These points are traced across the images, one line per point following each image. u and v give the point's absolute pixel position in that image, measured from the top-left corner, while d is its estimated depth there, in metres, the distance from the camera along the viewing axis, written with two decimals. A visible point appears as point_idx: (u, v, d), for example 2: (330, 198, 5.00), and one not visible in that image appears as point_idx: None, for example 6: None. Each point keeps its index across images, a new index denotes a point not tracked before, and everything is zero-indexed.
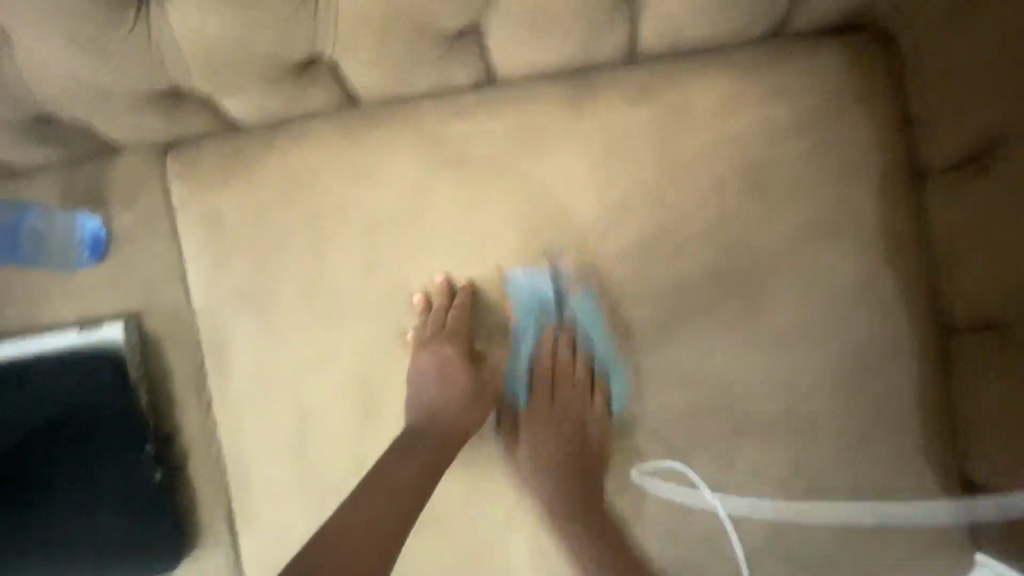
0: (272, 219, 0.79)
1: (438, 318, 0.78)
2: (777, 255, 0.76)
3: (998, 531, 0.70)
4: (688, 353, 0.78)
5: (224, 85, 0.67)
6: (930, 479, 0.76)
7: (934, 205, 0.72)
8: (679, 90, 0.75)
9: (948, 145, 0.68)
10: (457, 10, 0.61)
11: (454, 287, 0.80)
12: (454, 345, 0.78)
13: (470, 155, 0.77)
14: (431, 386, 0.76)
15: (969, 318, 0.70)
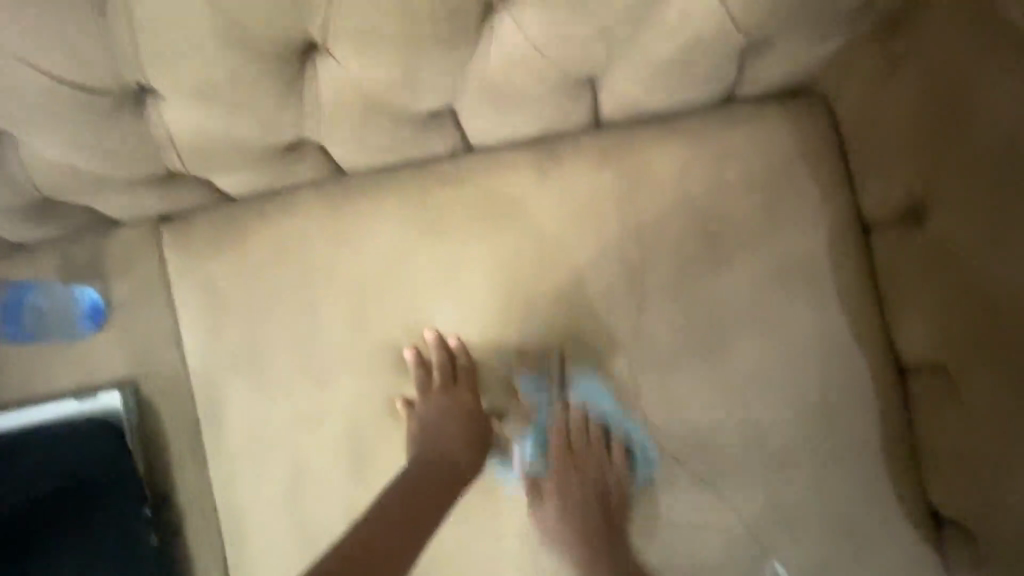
0: (264, 282, 0.82)
1: (435, 372, 0.79)
2: (749, 309, 0.75)
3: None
4: (673, 408, 0.77)
5: (216, 166, 0.72)
6: (914, 534, 0.74)
7: (882, 257, 0.73)
8: (640, 153, 0.77)
9: (891, 199, 0.70)
10: (428, 95, 0.65)
11: (447, 344, 0.80)
12: (453, 398, 0.79)
13: (446, 216, 0.80)
14: (431, 434, 0.77)
15: (921, 363, 0.71)
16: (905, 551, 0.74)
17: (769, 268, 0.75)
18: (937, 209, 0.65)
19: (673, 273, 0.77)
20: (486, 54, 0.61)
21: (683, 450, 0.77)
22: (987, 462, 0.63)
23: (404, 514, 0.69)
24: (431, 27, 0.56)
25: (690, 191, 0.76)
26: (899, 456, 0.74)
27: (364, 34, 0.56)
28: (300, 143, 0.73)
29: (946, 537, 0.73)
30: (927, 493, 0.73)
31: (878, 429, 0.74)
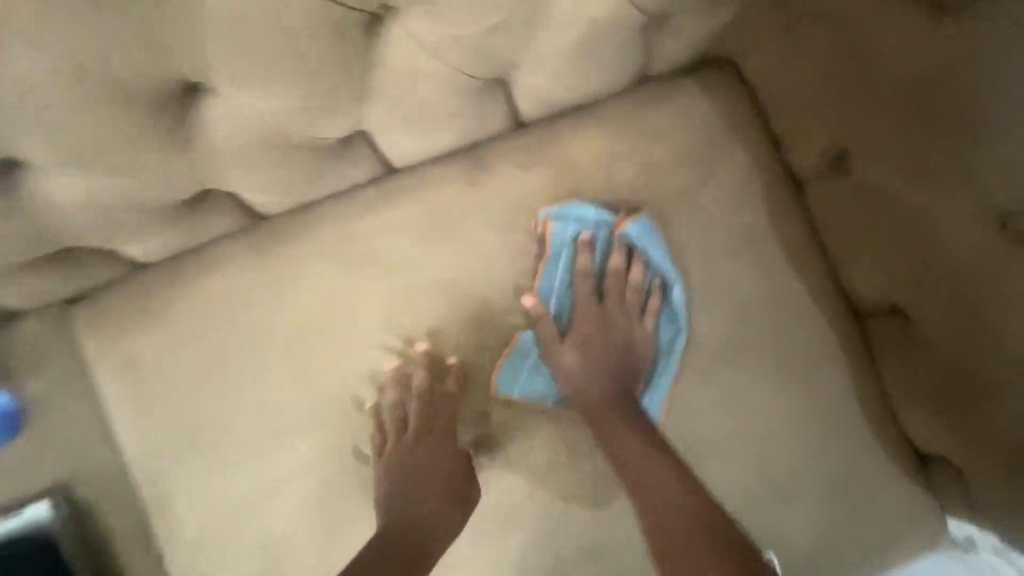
0: (193, 349, 0.75)
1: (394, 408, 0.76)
2: (702, 282, 0.74)
3: (960, 505, 0.70)
4: (646, 398, 0.75)
5: (115, 233, 0.66)
6: (903, 474, 0.73)
7: (817, 206, 0.73)
8: (567, 145, 0.75)
9: (811, 150, 0.70)
10: (332, 121, 0.61)
11: (407, 373, 0.76)
12: (440, 430, 0.76)
13: (380, 242, 0.75)
14: (404, 471, 0.74)
15: (874, 304, 0.71)
16: (897, 494, 0.73)
17: (714, 239, 0.74)
18: (856, 155, 0.64)
19: (620, 261, 0.75)
20: (383, 70, 0.58)
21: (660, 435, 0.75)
22: (955, 390, 0.63)
23: (399, 555, 0.69)
24: (316, 48, 0.52)
25: (622, 177, 0.75)
26: (871, 400, 0.74)
27: (244, 66, 0.52)
28: (201, 195, 0.68)
29: (931, 471, 0.73)
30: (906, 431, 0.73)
31: (847, 377, 0.73)
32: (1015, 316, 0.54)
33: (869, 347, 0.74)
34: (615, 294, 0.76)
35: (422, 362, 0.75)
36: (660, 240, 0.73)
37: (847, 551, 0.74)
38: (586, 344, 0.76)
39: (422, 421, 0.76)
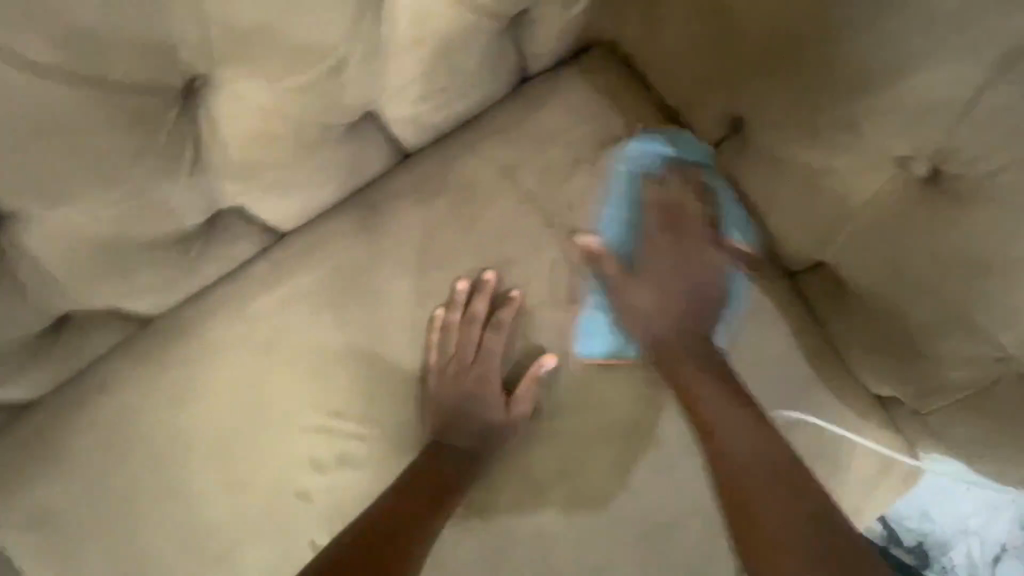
0: (98, 489, 0.66)
1: (467, 330, 0.69)
2: (630, 280, 0.69)
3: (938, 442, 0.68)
4: (602, 411, 0.69)
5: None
6: (875, 423, 0.71)
7: (727, 172, 0.67)
8: (461, 167, 0.69)
9: (706, 117, 0.66)
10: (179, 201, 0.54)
11: (469, 298, 0.69)
12: (478, 360, 0.71)
13: (285, 317, 0.68)
14: (442, 414, 0.69)
15: (800, 260, 0.67)
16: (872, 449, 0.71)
17: (634, 229, 0.70)
18: (751, 122, 0.61)
19: (546, 278, 0.70)
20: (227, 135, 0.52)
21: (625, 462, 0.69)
22: (902, 328, 0.60)
23: (436, 490, 0.66)
24: (148, 125, 0.47)
25: (524, 188, 0.69)
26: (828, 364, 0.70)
27: (65, 161, 0.46)
28: (72, 319, 0.63)
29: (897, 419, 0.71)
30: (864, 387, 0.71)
31: (800, 340, 0.70)
32: (926, 247, 0.53)
33: (819, 319, 0.70)
34: (690, 233, 0.69)
35: (484, 291, 0.68)
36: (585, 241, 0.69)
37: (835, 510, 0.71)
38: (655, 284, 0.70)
39: (474, 352, 0.71)
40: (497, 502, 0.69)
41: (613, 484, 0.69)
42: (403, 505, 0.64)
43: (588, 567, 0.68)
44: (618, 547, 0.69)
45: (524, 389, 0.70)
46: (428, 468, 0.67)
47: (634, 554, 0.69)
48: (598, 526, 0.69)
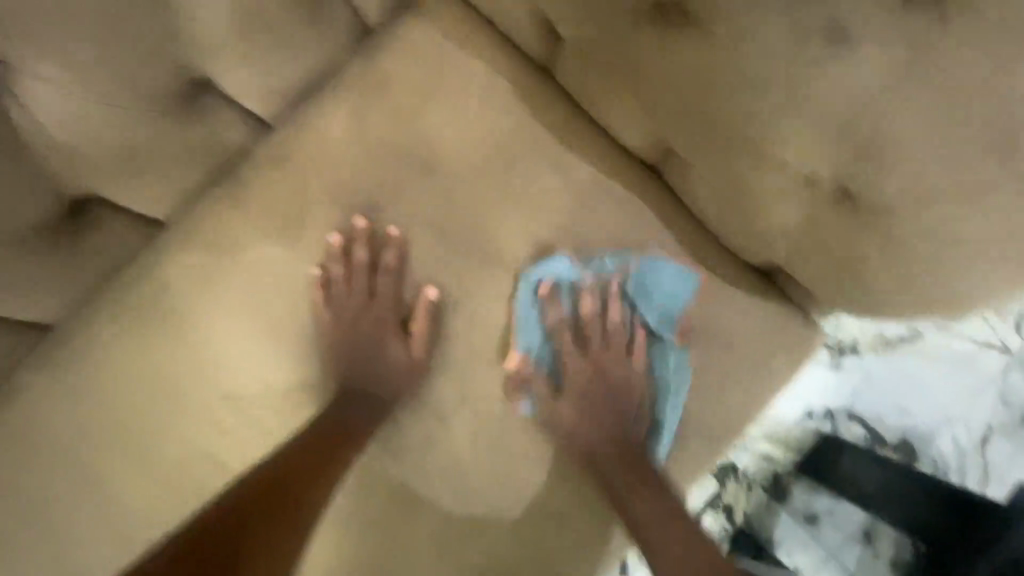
0: (31, 489, 0.69)
1: (351, 276, 0.72)
2: (495, 205, 0.71)
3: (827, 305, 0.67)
4: (487, 332, 0.71)
5: None
6: (770, 300, 0.70)
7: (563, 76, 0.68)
8: (315, 129, 0.71)
9: (527, 26, 0.66)
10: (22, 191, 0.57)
11: (350, 245, 0.72)
12: (367, 306, 0.74)
13: (171, 298, 0.70)
14: (342, 359, 0.73)
15: (646, 149, 0.68)
16: (772, 326, 0.70)
17: (493, 155, 0.71)
18: (557, 25, 0.61)
19: (416, 217, 0.71)
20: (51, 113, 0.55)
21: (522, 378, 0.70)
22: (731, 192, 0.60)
23: (330, 442, 0.68)
24: None
25: (380, 133, 0.71)
26: (708, 247, 0.70)
27: None
28: None
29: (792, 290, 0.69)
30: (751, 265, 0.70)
31: (673, 229, 0.70)
32: None
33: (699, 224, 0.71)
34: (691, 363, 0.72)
35: (360, 237, 0.71)
36: (510, 263, 0.71)
37: (740, 390, 0.70)
38: (577, 406, 0.73)
39: (365, 294, 0.74)
40: (407, 440, 0.70)
41: (514, 401, 0.70)
42: (320, 450, 0.68)
43: (502, 486, 0.69)
44: (529, 460, 0.70)
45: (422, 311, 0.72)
46: (333, 420, 0.70)
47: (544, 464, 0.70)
48: (507, 444, 0.70)
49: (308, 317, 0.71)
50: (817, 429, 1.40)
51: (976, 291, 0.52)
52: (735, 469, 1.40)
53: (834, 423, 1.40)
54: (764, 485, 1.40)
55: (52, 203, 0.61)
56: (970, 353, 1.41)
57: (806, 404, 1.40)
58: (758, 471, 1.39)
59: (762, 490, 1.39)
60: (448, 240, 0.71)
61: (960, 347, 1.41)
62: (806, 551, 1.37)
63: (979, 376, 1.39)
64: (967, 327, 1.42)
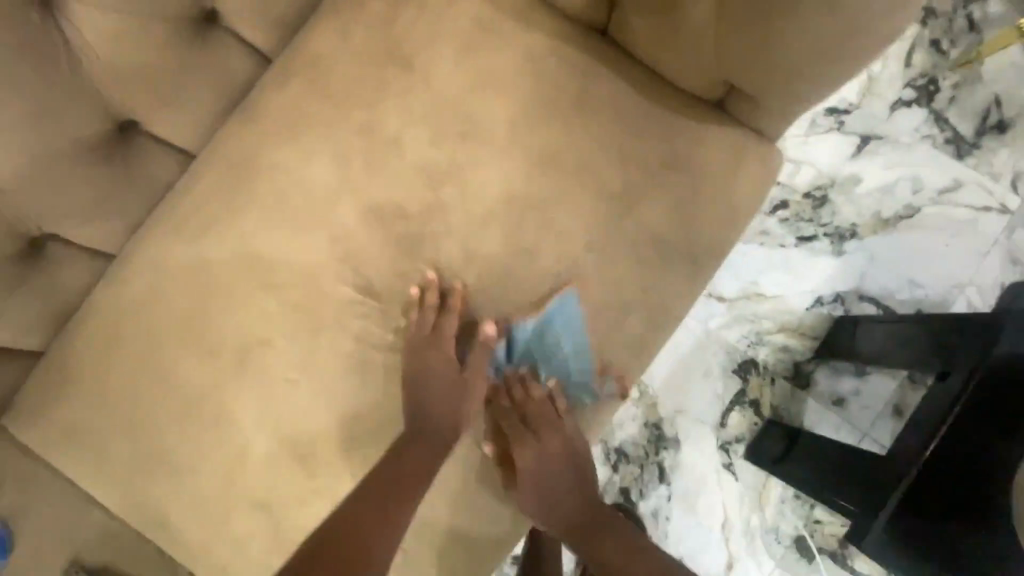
0: (112, 387, 0.81)
1: (426, 319, 0.78)
2: (466, 82, 0.79)
3: (777, 113, 0.74)
4: (478, 196, 0.78)
5: None
6: (723, 124, 0.77)
7: None
8: (302, 47, 0.82)
9: None
10: (78, 116, 0.71)
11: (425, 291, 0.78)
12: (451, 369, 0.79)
13: (205, 209, 0.81)
14: (422, 399, 0.77)
15: (588, 7, 0.77)
16: (728, 149, 0.77)
17: (457, 39, 0.79)
18: None
19: (399, 105, 0.80)
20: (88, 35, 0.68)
21: (515, 235, 0.78)
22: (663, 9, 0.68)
23: (393, 486, 0.75)
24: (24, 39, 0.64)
25: (361, 42, 0.81)
26: (663, 91, 0.77)
27: None
28: (48, 259, 0.77)
29: (741, 112, 0.77)
30: (702, 97, 0.77)
31: (628, 77, 0.78)
32: None
33: (651, 69, 0.78)
34: (504, 418, 0.80)
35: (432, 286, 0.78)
36: (489, 130, 0.78)
37: (707, 210, 0.78)
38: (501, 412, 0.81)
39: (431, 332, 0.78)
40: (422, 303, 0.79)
41: (511, 255, 0.78)
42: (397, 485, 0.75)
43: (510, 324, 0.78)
44: (531, 301, 0.78)
45: (418, 188, 0.79)
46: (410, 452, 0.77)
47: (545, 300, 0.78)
48: (509, 289, 0.78)
49: (319, 209, 0.80)
50: (830, 314, 1.43)
51: (870, 50, 0.62)
52: (755, 363, 1.44)
53: (845, 306, 1.44)
54: (786, 375, 1.43)
55: (101, 129, 0.73)
56: (970, 220, 1.43)
57: (814, 292, 1.44)
58: (777, 363, 1.44)
59: (784, 380, 1.43)
60: (429, 120, 0.79)
61: (960, 215, 1.43)
62: (837, 433, 1.40)
63: (982, 239, 1.42)
64: (967, 194, 1.44)
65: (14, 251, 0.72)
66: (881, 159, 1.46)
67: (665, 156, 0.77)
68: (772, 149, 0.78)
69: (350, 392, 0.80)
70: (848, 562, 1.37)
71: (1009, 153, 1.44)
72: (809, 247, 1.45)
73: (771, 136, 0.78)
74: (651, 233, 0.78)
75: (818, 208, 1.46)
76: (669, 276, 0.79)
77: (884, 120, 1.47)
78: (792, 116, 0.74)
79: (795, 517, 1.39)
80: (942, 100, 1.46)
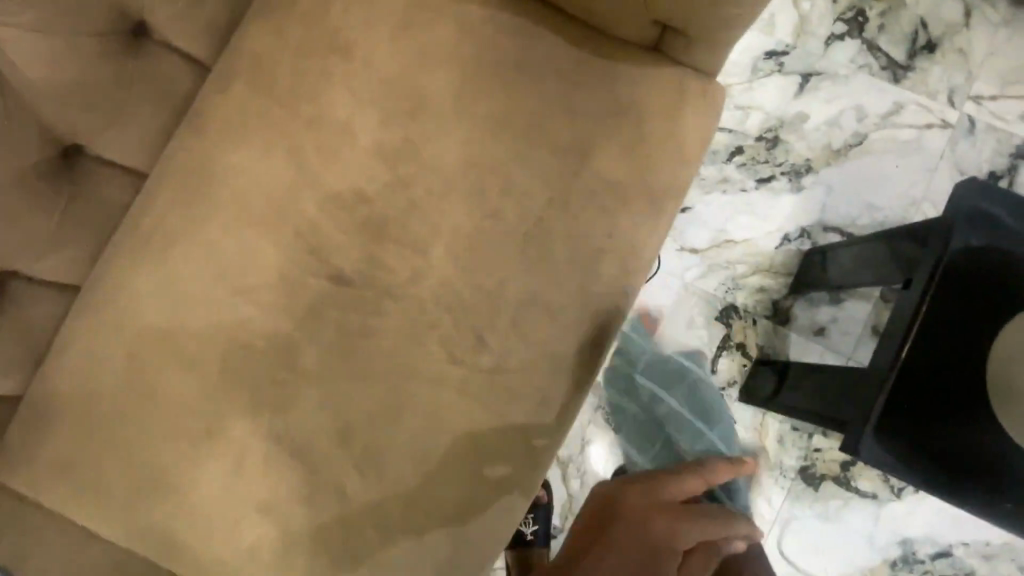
0: (98, 415, 0.80)
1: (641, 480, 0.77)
2: (408, 60, 0.80)
3: (710, 45, 0.76)
4: (436, 169, 0.79)
5: None
6: (662, 64, 0.79)
7: None
8: (238, 48, 0.82)
9: None
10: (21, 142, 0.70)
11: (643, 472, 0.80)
12: (652, 493, 0.75)
13: (168, 223, 0.81)
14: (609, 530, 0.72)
15: None
16: (670, 88, 0.79)
17: (392, 20, 0.80)
18: None
19: (345, 92, 0.80)
20: (18, 58, 0.67)
21: (478, 201, 0.79)
22: None
23: None
24: None
25: (297, 35, 0.81)
26: (599, 42, 0.79)
27: None
28: (12, 295, 0.76)
29: (676, 50, 0.79)
30: (637, 41, 0.79)
31: (563, 32, 0.79)
32: None
33: (584, 22, 0.80)
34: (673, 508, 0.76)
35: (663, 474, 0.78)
36: (437, 103, 0.79)
37: (661, 150, 0.80)
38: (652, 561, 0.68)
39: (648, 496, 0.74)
40: (397, 283, 0.80)
41: (478, 221, 0.79)
42: None
43: (488, 289, 0.80)
44: (505, 264, 0.80)
45: (377, 170, 0.80)
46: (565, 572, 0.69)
47: (519, 260, 0.80)
48: (482, 255, 0.80)
49: (283, 205, 0.80)
50: (798, 249, 1.48)
51: None
52: (735, 308, 1.47)
53: (812, 239, 1.48)
54: (766, 314, 1.47)
55: (47, 154, 0.73)
56: (915, 138, 1.49)
57: (780, 230, 1.48)
58: (757, 303, 1.47)
59: (765, 319, 1.47)
60: (376, 101, 0.80)
61: (905, 135, 1.49)
62: (824, 360, 1.45)
63: (929, 155, 1.48)
64: (908, 115, 1.49)
65: None
66: (824, 94, 1.50)
67: (613, 103, 0.79)
68: (714, 82, 0.81)
69: (338, 381, 0.80)
70: (851, 483, 1.41)
71: (941, 70, 1.49)
72: (769, 187, 1.49)
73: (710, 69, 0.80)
74: (611, 180, 0.79)
75: (772, 149, 1.50)
76: (634, 219, 0.80)
77: (821, 56, 1.51)
78: (725, 46, 0.76)
79: (795, 447, 1.43)
80: (872, 29, 1.51)
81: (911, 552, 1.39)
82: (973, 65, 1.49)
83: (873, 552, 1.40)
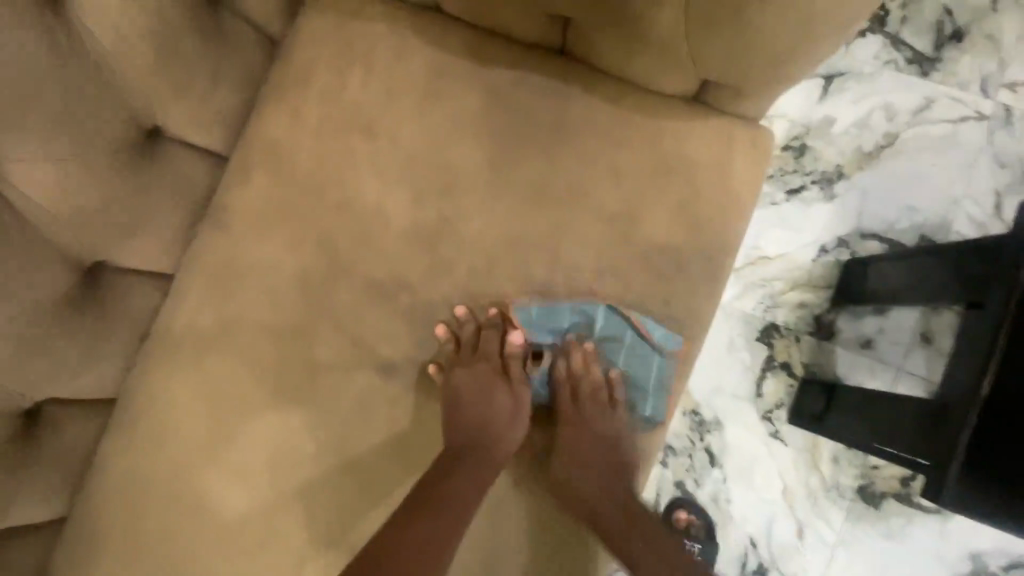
0: (148, 535, 0.76)
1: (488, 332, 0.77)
2: (438, 138, 0.76)
3: (760, 96, 0.71)
4: (478, 248, 0.75)
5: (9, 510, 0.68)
6: (707, 118, 0.74)
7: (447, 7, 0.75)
8: (256, 139, 0.77)
9: None
10: (50, 273, 0.66)
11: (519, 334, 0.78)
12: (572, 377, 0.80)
13: (201, 327, 0.77)
14: (468, 382, 0.77)
15: (541, 32, 0.74)
16: (717, 141, 0.74)
17: (416, 97, 0.76)
18: None
19: (374, 177, 0.76)
20: (29, 190, 0.62)
21: (524, 277, 0.76)
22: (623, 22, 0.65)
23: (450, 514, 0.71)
24: None
25: (317, 120, 0.77)
26: (637, 100, 0.75)
27: None
28: (52, 422, 0.72)
29: (722, 102, 0.74)
30: (677, 95, 0.75)
31: (598, 93, 0.75)
32: None
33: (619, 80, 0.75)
34: (581, 391, 0.79)
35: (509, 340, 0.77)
36: (473, 179, 0.75)
37: (714, 207, 0.75)
38: (571, 417, 0.80)
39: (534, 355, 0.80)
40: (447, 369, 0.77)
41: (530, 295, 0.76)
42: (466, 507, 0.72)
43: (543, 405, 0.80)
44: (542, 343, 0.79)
45: (415, 254, 0.76)
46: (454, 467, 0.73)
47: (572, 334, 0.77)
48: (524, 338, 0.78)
49: (320, 300, 0.76)
50: (837, 260, 1.42)
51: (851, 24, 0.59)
52: (776, 326, 1.42)
53: (850, 248, 1.42)
54: (809, 331, 1.42)
55: (75, 276, 0.69)
56: (949, 133, 1.42)
57: (817, 242, 1.43)
58: (799, 320, 1.42)
59: (809, 337, 1.41)
60: (409, 183, 0.76)
61: (938, 131, 1.42)
62: (874, 375, 1.39)
63: (966, 150, 1.42)
64: (940, 109, 1.43)
65: (15, 420, 0.67)
66: (849, 95, 1.44)
67: (660, 163, 0.74)
68: (764, 130, 0.75)
69: (394, 476, 0.76)
70: (913, 499, 1.36)
71: (972, 59, 1.43)
72: (800, 198, 1.44)
73: (759, 117, 0.75)
74: (664, 242, 0.75)
75: (799, 157, 1.44)
76: (689, 282, 0.76)
77: (842, 56, 1.44)
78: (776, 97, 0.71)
79: (851, 467, 1.38)
80: (893, 23, 1.44)
81: (983, 567, 1.34)
82: (1005, 51, 1.42)
83: (943, 570, 1.35)
